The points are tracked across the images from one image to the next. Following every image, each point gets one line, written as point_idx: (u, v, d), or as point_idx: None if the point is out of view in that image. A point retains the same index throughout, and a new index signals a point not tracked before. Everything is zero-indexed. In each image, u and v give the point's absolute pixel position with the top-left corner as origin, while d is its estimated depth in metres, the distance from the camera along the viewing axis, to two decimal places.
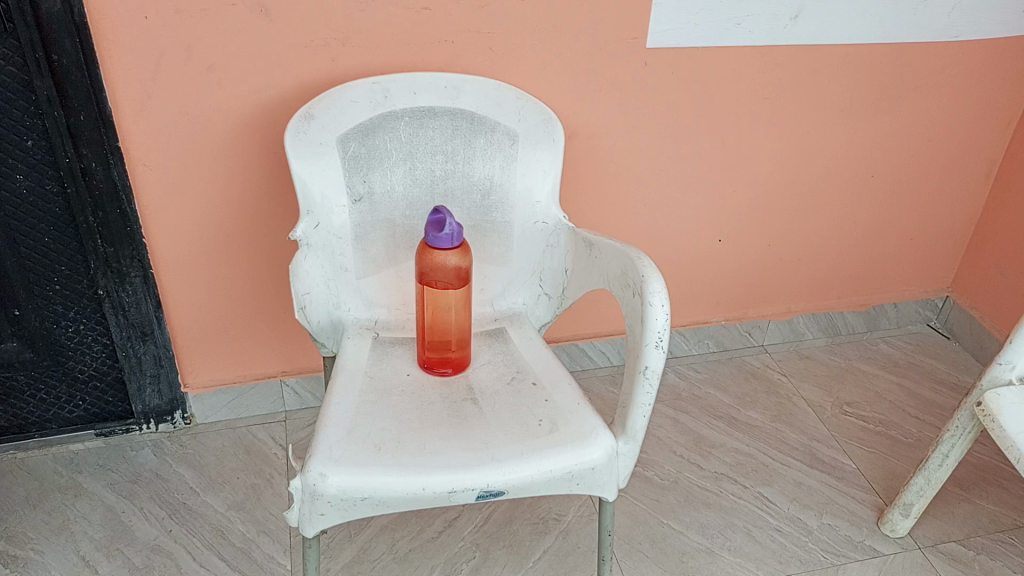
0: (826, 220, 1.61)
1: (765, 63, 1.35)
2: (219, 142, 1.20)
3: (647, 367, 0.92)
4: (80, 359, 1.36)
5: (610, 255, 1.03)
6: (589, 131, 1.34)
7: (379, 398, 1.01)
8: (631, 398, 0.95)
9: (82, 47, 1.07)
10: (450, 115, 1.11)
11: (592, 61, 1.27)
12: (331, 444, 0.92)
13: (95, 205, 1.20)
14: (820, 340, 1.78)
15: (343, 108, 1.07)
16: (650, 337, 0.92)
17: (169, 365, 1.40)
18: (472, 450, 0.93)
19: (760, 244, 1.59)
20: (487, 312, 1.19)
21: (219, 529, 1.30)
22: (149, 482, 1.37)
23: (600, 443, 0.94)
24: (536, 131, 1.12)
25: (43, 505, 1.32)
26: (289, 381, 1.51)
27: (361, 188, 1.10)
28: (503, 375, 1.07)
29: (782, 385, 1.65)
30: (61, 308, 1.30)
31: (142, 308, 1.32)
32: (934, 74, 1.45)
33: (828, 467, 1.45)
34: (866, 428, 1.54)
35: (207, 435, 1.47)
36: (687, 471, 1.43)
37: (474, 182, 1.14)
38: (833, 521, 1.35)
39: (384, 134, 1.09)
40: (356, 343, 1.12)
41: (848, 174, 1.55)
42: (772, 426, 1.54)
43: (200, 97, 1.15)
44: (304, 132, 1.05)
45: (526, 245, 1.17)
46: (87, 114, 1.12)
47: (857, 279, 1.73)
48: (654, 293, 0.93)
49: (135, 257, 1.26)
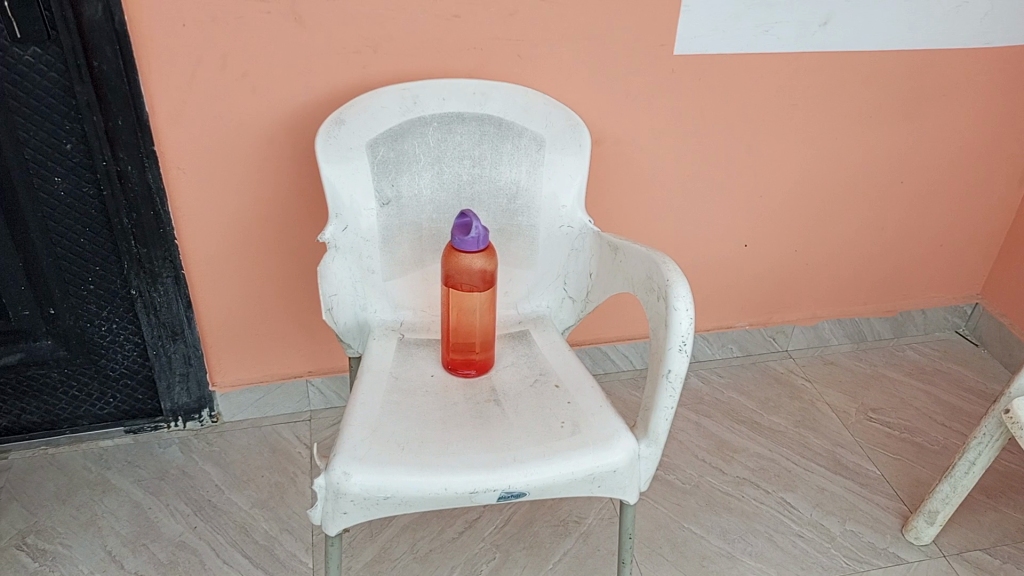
0: (852, 226, 1.60)
1: (792, 69, 1.35)
2: (252, 147, 1.22)
3: (669, 371, 0.93)
4: (113, 357, 1.39)
5: (635, 259, 1.03)
6: (615, 136, 1.34)
7: (403, 399, 1.03)
8: (653, 401, 0.96)
9: (122, 54, 1.09)
10: (478, 121, 1.12)
11: (619, 67, 1.27)
12: (355, 443, 0.94)
13: (129, 207, 1.22)
14: (845, 346, 1.77)
15: (373, 113, 1.09)
16: (673, 341, 0.92)
17: (199, 364, 1.43)
18: (494, 451, 0.94)
19: (784, 250, 1.59)
20: (511, 315, 1.20)
21: (243, 526, 1.32)
22: (175, 479, 1.40)
23: (622, 445, 0.95)
24: (563, 136, 1.13)
25: (72, 500, 1.35)
26: (315, 381, 1.53)
27: (389, 191, 1.11)
28: (526, 377, 1.08)
29: (806, 390, 1.64)
30: (95, 308, 1.32)
31: (173, 308, 1.34)
32: (964, 80, 1.45)
33: (852, 474, 1.44)
34: (891, 435, 1.53)
35: (233, 433, 1.50)
36: (709, 475, 1.43)
37: (501, 187, 1.15)
38: (856, 528, 1.34)
39: (413, 139, 1.11)
40: (382, 344, 1.13)
41: (875, 180, 1.54)
42: (796, 432, 1.54)
43: (234, 102, 1.17)
44: (334, 137, 1.07)
45: (551, 249, 1.18)
46: (125, 119, 1.14)
47: (883, 285, 1.72)
48: (679, 297, 0.93)
49: (167, 259, 1.29)
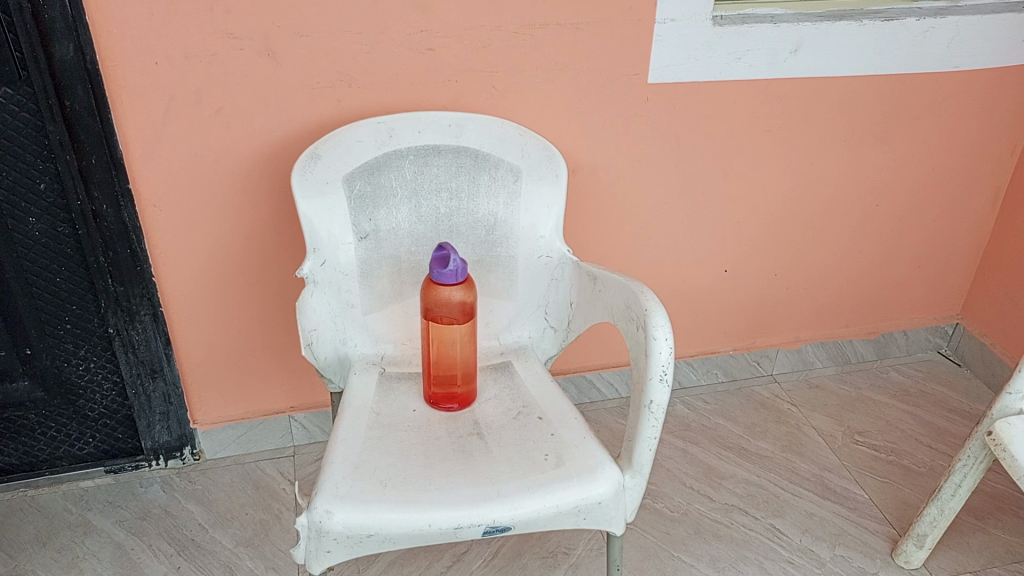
0: (833, 249, 1.61)
1: (766, 95, 1.36)
2: (229, 182, 1.22)
3: (651, 402, 0.93)
4: (91, 397, 1.37)
5: (613, 288, 1.03)
6: (593, 164, 1.35)
7: (384, 435, 1.02)
8: (636, 432, 0.95)
9: (95, 93, 1.09)
10: (454, 152, 1.12)
11: (595, 97, 1.28)
12: (337, 480, 0.93)
13: (105, 245, 1.21)
14: (830, 369, 1.77)
15: (349, 147, 1.09)
16: (654, 371, 0.92)
17: (179, 402, 1.41)
18: (478, 485, 0.93)
19: (765, 274, 1.60)
20: (493, 346, 1.20)
21: (228, 565, 1.30)
22: (158, 518, 1.38)
23: (606, 476, 0.94)
24: (540, 167, 1.13)
25: (53, 543, 1.33)
26: (297, 416, 1.51)
27: (367, 226, 1.11)
28: (509, 410, 1.07)
29: (792, 415, 1.64)
30: (72, 347, 1.31)
31: (151, 345, 1.33)
32: (936, 103, 1.46)
33: (840, 498, 1.44)
34: (878, 458, 1.53)
35: (215, 471, 1.48)
36: (697, 503, 1.42)
37: (479, 219, 1.15)
38: (846, 553, 1.33)
39: (390, 172, 1.11)
40: (362, 379, 1.12)
41: (852, 203, 1.55)
42: (782, 457, 1.53)
43: (210, 138, 1.17)
44: (310, 172, 1.07)
45: (531, 280, 1.17)
46: (99, 157, 1.14)
47: (866, 307, 1.72)
48: (658, 326, 0.93)
49: (145, 295, 1.28)
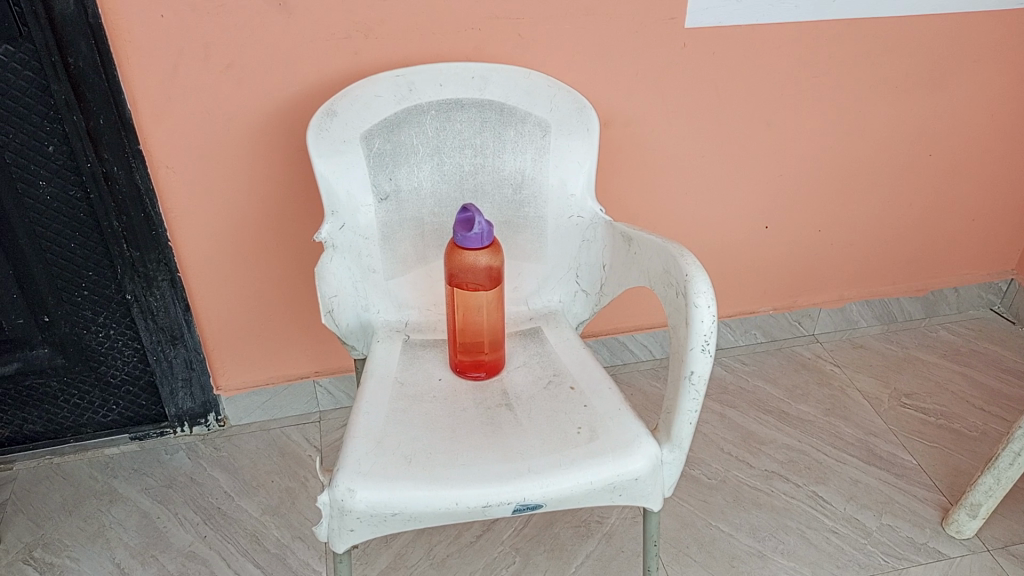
0: (879, 204, 1.52)
1: (813, 38, 1.27)
2: (244, 140, 1.16)
3: (692, 373, 0.85)
4: (112, 364, 1.35)
5: (650, 251, 0.96)
6: (625, 117, 1.27)
7: (409, 406, 0.97)
8: (676, 404, 0.89)
9: (99, 50, 1.03)
10: (478, 107, 1.05)
11: (627, 44, 1.20)
12: (360, 456, 0.88)
13: (119, 209, 1.17)
14: (874, 328, 1.69)
15: (367, 103, 1.03)
16: (695, 341, 0.84)
17: (201, 368, 1.38)
18: (507, 462, 0.88)
19: (808, 230, 1.52)
20: (522, 311, 1.14)
21: (254, 534, 1.27)
22: (184, 486, 1.35)
23: (643, 451, 0.89)
24: (569, 120, 1.06)
25: (79, 511, 1.31)
26: (322, 381, 1.47)
27: (387, 186, 1.05)
28: (539, 379, 1.02)
29: (835, 377, 1.57)
30: (91, 314, 1.28)
31: (170, 311, 1.29)
32: (998, 44, 1.36)
33: (887, 464, 1.37)
34: (926, 421, 1.46)
35: (241, 437, 1.45)
36: (735, 469, 1.37)
37: (505, 177, 1.08)
38: (894, 521, 1.27)
39: (410, 129, 1.04)
40: (385, 347, 1.08)
41: (903, 154, 1.46)
42: (825, 421, 1.46)
43: (222, 95, 1.11)
44: (326, 130, 1.01)
45: (561, 241, 1.11)
46: (107, 118, 1.09)
47: (915, 263, 1.64)
48: (699, 293, 0.84)
49: (161, 261, 1.24)
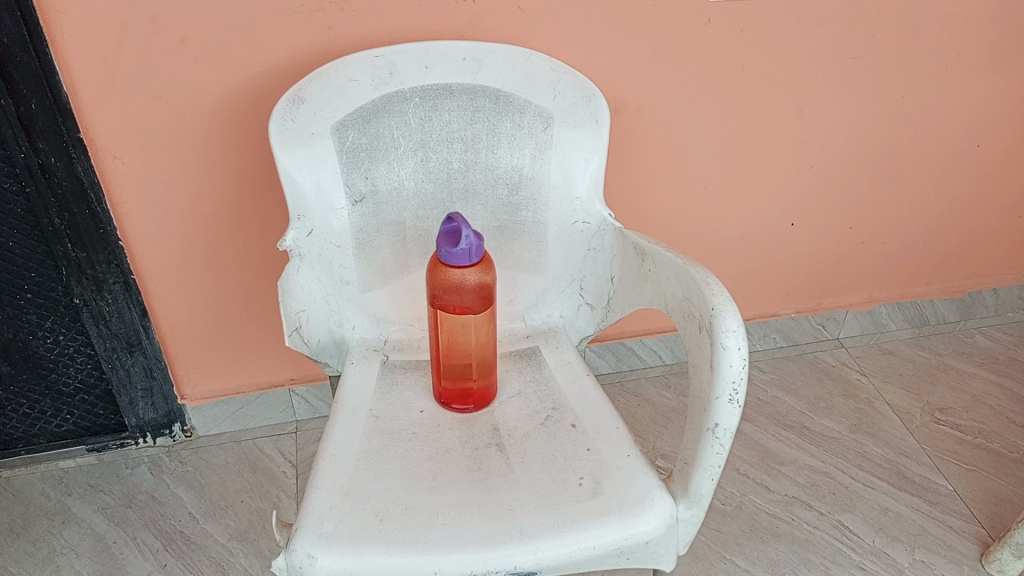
0: (917, 200, 1.37)
1: (855, 14, 1.11)
2: (202, 127, 1.01)
3: (716, 425, 0.72)
4: (64, 372, 1.21)
5: (668, 271, 0.81)
6: (640, 103, 1.12)
7: (385, 447, 0.84)
8: (696, 456, 0.75)
9: (25, 24, 0.88)
10: (470, 94, 0.90)
11: (644, 20, 1.04)
12: (323, 513, 0.75)
13: (60, 205, 1.03)
14: (905, 332, 1.56)
15: (340, 89, 0.88)
16: (721, 390, 0.71)
17: (163, 376, 1.25)
18: (496, 520, 0.75)
19: (837, 226, 1.37)
20: (518, 327, 1.01)
21: (219, 564, 1.15)
22: (144, 506, 1.23)
23: (656, 509, 0.76)
24: (575, 110, 0.91)
25: (27, 534, 1.19)
26: (298, 389, 1.34)
27: (363, 186, 0.91)
28: (535, 413, 0.88)
29: (862, 387, 1.43)
30: (36, 318, 1.14)
31: (125, 316, 1.16)
32: None
33: (920, 491, 1.24)
34: (963, 441, 1.33)
35: (209, 450, 1.32)
36: (752, 494, 1.24)
37: (500, 176, 0.93)
38: (928, 558, 1.14)
39: (390, 120, 0.89)
40: (360, 369, 0.95)
41: (948, 145, 1.31)
42: (851, 438, 1.33)
43: (174, 76, 0.96)
44: (292, 120, 0.86)
45: (563, 250, 0.97)
46: (40, 102, 0.94)
47: (952, 263, 1.49)
48: (729, 333, 0.70)
49: (112, 262, 1.10)
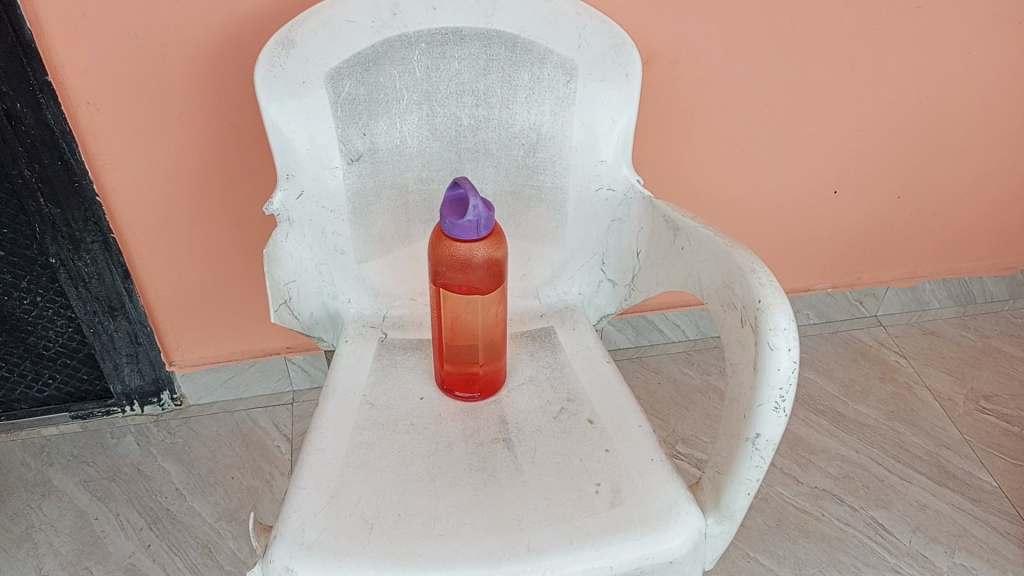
0: (974, 169, 1.25)
1: None
2: (185, 73, 0.91)
3: (758, 436, 0.62)
4: (42, 335, 1.13)
5: (705, 252, 0.71)
6: (674, 55, 1.00)
7: (378, 440, 0.74)
8: (732, 467, 0.65)
9: None
10: (484, 40, 0.79)
11: None
12: (305, 518, 0.67)
13: (28, 156, 0.93)
14: (948, 310, 1.45)
15: (335, 32, 0.76)
16: (766, 397, 0.61)
17: (149, 342, 1.17)
18: (501, 532, 0.66)
19: (883, 195, 1.26)
20: (531, 305, 0.91)
21: (206, 545, 1.07)
22: (129, 480, 1.16)
23: (683, 524, 0.66)
24: (603, 62, 0.79)
25: (5, 507, 1.12)
26: (295, 358, 1.26)
27: (360, 143, 0.80)
28: (548, 405, 0.79)
29: (900, 370, 1.34)
30: (9, 279, 1.05)
31: (105, 278, 1.07)
32: None
33: (962, 486, 1.15)
34: (1010, 433, 1.23)
35: (200, 421, 1.25)
36: (780, 485, 1.15)
37: (515, 135, 0.83)
38: (970, 562, 1.05)
39: (392, 68, 0.78)
40: (355, 348, 0.85)
41: (1012, 110, 1.18)
42: (888, 427, 1.24)
43: (151, 14, 0.85)
44: (280, 66, 0.75)
45: (584, 221, 0.86)
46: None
47: (1005, 238, 1.37)
48: (779, 331, 0.60)
49: (89, 220, 1.01)
